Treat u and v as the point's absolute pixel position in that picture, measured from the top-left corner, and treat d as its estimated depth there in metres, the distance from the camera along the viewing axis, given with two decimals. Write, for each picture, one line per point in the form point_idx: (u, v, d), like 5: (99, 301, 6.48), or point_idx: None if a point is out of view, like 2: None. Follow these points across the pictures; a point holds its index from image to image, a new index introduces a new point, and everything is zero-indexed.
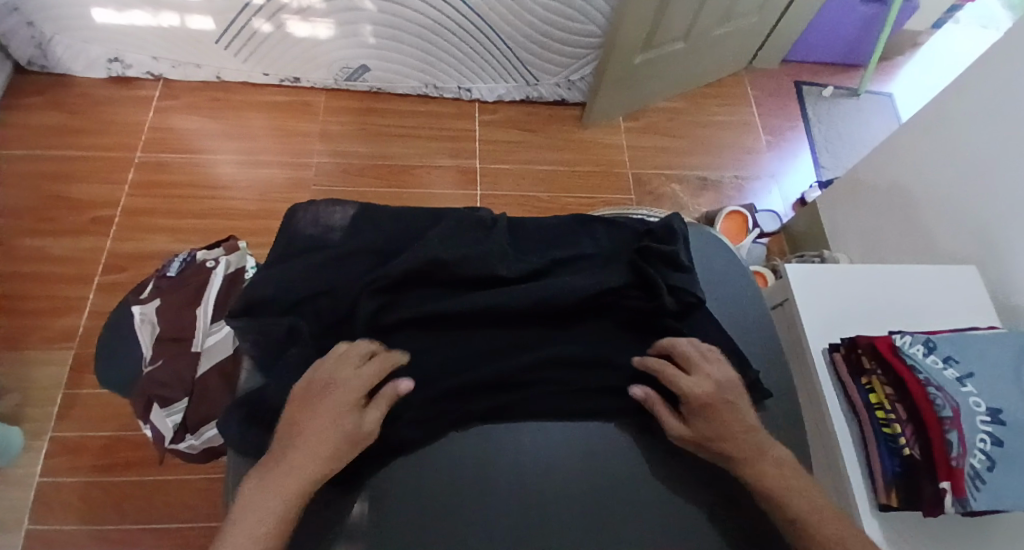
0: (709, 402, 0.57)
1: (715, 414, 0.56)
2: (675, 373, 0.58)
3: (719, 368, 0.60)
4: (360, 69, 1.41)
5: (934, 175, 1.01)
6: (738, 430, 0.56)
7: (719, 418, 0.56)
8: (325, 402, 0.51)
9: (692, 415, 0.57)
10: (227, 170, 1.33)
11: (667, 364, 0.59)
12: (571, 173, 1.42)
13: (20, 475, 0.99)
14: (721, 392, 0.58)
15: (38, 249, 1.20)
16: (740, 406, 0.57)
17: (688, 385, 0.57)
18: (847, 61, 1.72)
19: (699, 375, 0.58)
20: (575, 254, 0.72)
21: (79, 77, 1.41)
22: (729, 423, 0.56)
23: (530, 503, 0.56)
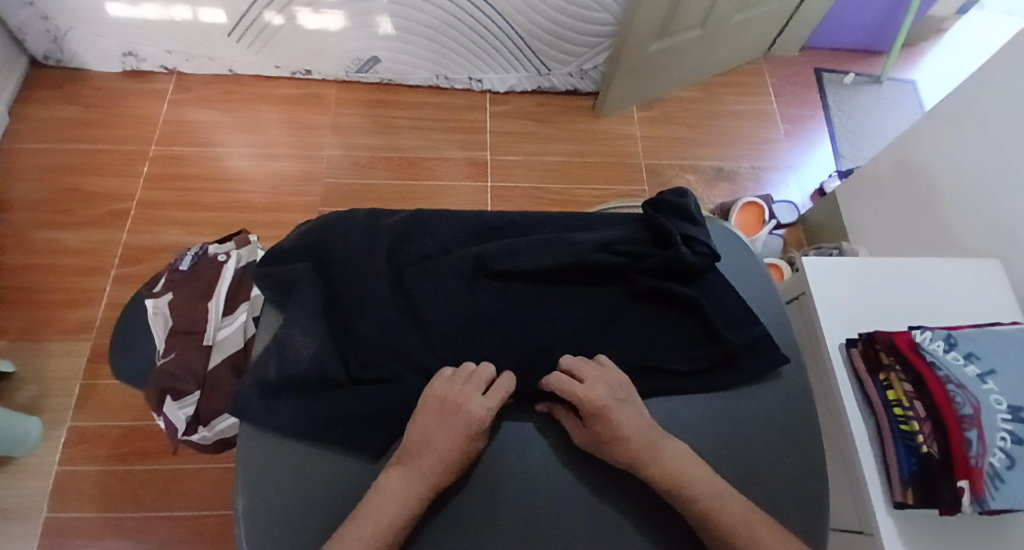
0: (603, 407, 0.56)
1: (607, 417, 0.56)
2: (568, 382, 0.57)
3: (608, 371, 0.60)
4: (371, 60, 1.40)
5: (957, 166, 0.98)
6: (630, 430, 0.55)
7: (616, 424, 0.55)
8: (451, 431, 0.55)
9: (587, 421, 0.56)
10: (239, 164, 1.34)
11: (561, 374, 0.59)
12: (583, 165, 1.41)
13: (41, 462, 1.02)
14: (614, 395, 0.57)
15: (56, 242, 1.22)
16: (631, 406, 0.57)
17: (581, 392, 0.56)
18: (869, 47, 1.67)
19: (592, 381, 0.58)
20: (592, 221, 0.74)
21: (95, 71, 1.42)
22: (625, 426, 0.56)
23: (537, 506, 0.56)
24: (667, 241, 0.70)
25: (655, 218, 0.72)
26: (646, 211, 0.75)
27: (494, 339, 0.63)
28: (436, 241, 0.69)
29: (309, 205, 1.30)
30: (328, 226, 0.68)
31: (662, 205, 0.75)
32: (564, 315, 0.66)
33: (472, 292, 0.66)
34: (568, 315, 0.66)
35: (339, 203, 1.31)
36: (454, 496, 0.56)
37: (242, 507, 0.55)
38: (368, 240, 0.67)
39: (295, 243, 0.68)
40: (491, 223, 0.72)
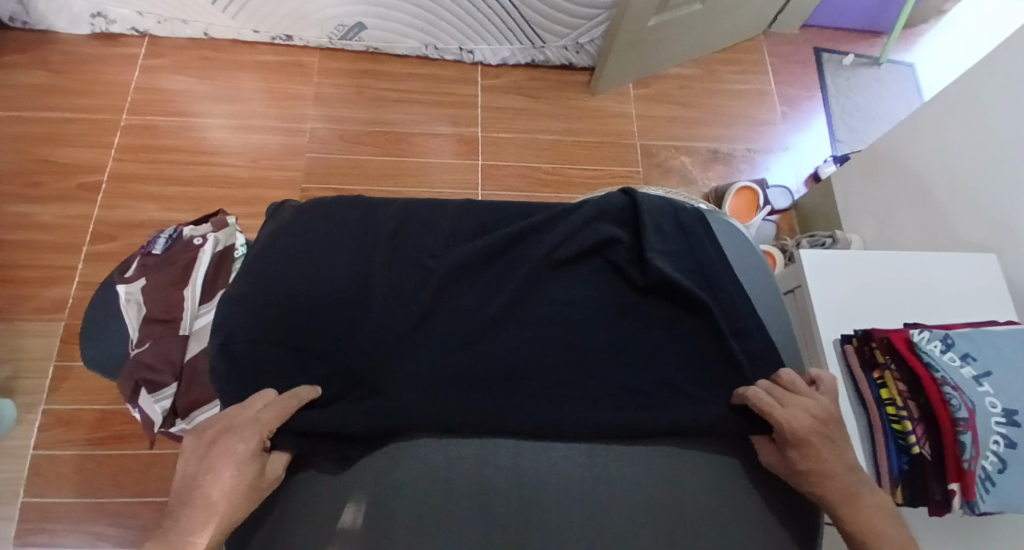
0: (804, 438, 0.52)
1: (810, 451, 0.51)
2: (768, 405, 0.54)
3: (816, 402, 0.55)
4: (357, 27, 1.33)
5: (957, 158, 0.96)
6: (834, 468, 0.51)
7: (816, 456, 0.51)
8: (222, 445, 0.47)
9: (786, 449, 0.53)
10: (218, 135, 1.28)
11: (762, 397, 0.55)
12: (576, 144, 1.37)
13: (14, 446, 0.98)
14: (821, 426, 0.53)
15: (23, 216, 1.16)
16: (839, 443, 0.52)
17: (783, 418, 0.53)
18: (869, 27, 1.63)
19: (793, 407, 0.54)
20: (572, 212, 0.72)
21: (61, 33, 1.33)
22: (829, 463, 0.51)
23: (529, 502, 0.54)
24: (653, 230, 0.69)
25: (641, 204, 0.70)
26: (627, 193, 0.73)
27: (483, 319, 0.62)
28: (417, 233, 0.67)
29: (292, 181, 1.25)
30: (320, 212, 0.68)
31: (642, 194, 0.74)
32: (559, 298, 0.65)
33: (467, 270, 0.64)
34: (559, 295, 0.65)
35: (324, 179, 1.26)
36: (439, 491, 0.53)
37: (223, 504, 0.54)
38: (365, 223, 0.67)
39: (284, 222, 0.68)
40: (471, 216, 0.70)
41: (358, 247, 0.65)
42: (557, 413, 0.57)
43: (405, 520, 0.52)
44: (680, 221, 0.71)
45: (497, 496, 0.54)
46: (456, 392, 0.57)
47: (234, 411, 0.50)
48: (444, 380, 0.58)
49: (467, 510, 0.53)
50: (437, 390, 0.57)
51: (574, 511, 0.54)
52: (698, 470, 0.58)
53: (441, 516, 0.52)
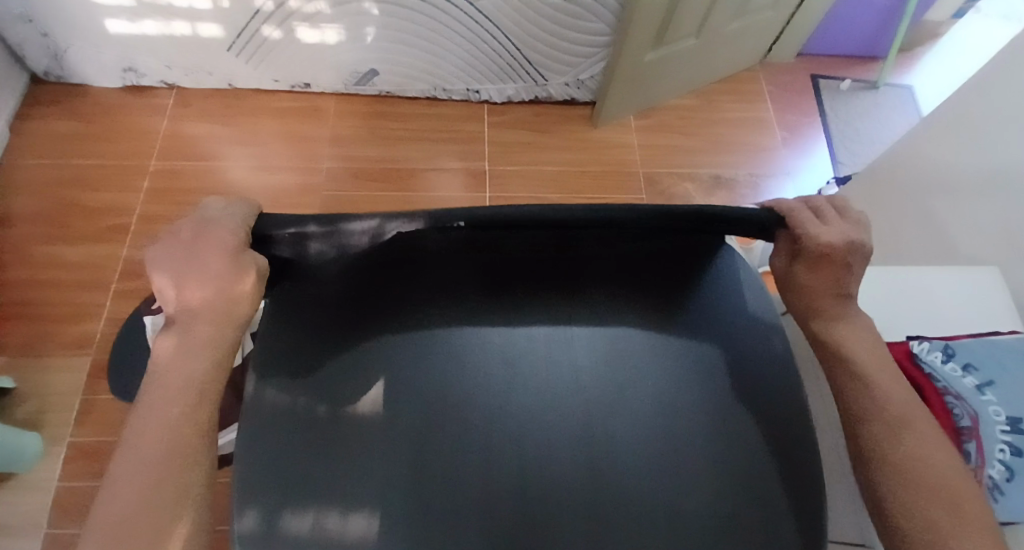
0: (830, 253, 0.53)
1: (825, 266, 0.54)
2: (812, 223, 0.54)
3: (846, 226, 0.55)
4: (369, 72, 1.41)
5: (952, 176, 0.98)
6: (833, 295, 0.55)
7: (822, 275, 0.55)
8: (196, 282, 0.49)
9: (798, 261, 0.55)
10: (238, 177, 1.35)
11: (798, 213, 0.55)
12: (580, 174, 1.41)
13: (40, 478, 1.02)
14: (850, 250, 0.54)
15: (56, 257, 1.23)
16: (855, 270, 0.54)
17: (816, 234, 0.53)
18: (865, 53, 1.68)
19: (833, 227, 0.54)
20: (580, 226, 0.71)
21: (95, 86, 1.43)
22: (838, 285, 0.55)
23: (544, 485, 0.50)
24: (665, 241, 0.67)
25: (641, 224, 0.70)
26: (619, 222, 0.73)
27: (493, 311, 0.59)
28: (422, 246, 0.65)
29: None
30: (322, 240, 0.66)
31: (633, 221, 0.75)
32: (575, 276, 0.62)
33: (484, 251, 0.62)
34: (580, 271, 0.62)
35: (337, 214, 1.32)
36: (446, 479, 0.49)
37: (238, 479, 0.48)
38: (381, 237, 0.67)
39: None
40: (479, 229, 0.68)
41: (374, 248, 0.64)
42: (560, 417, 0.54)
43: (404, 528, 0.47)
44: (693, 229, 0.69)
45: (502, 498, 0.49)
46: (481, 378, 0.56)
47: (208, 218, 0.50)
48: (464, 363, 0.56)
49: (468, 515, 0.48)
50: (443, 392, 0.54)
51: (584, 516, 0.48)
52: (729, 462, 0.51)
53: (443, 522, 0.47)
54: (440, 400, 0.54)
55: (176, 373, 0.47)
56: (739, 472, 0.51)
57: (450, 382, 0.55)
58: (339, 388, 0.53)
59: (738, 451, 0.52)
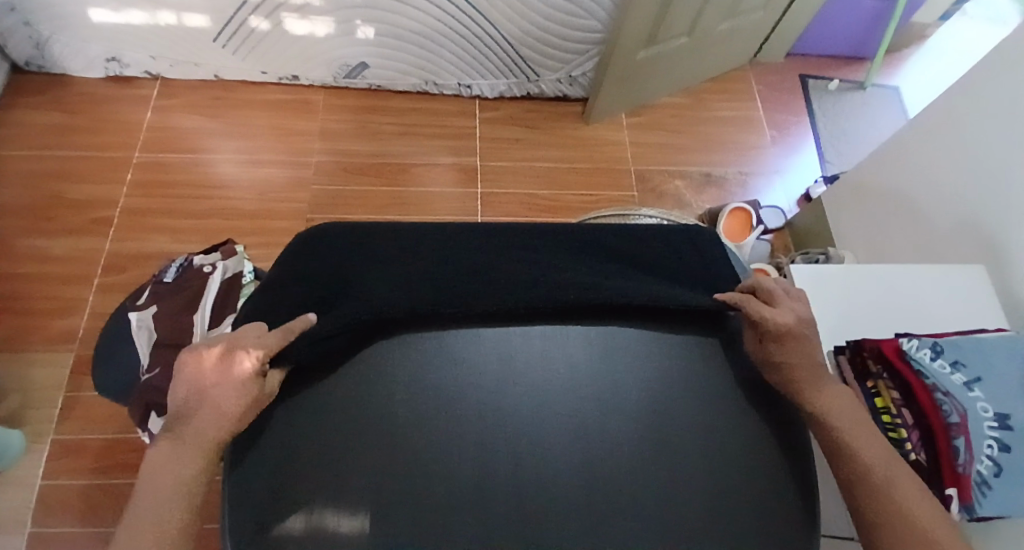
0: (786, 331, 0.56)
1: (789, 341, 0.56)
2: (762, 305, 0.58)
3: (799, 306, 0.60)
4: (360, 66, 1.39)
5: (937, 178, 1.00)
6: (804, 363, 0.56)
7: (790, 350, 0.56)
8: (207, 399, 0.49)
9: (767, 341, 0.56)
10: (227, 170, 1.32)
11: (751, 299, 0.59)
12: (572, 170, 1.41)
13: (20, 477, 0.99)
14: (802, 325, 0.57)
15: (36, 250, 1.20)
16: (811, 341, 0.57)
17: (772, 315, 0.56)
18: (853, 54, 1.70)
19: (784, 308, 0.58)
20: (579, 247, 0.68)
21: (77, 75, 1.40)
22: (800, 357, 0.56)
23: (540, 485, 0.49)
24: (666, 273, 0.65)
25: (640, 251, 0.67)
26: (619, 232, 0.70)
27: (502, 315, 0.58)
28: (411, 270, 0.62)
29: (297, 212, 1.29)
30: (311, 253, 0.64)
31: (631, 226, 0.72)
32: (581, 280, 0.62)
33: (496, 266, 0.63)
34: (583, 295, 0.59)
35: (328, 209, 1.30)
36: (442, 480, 0.49)
37: (231, 488, 0.48)
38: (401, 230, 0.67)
39: (287, 258, 0.64)
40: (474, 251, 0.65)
41: (389, 257, 0.63)
42: (558, 414, 0.53)
43: (399, 528, 0.46)
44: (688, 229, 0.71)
45: (498, 500, 0.48)
46: (474, 375, 0.55)
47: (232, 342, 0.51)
48: (456, 362, 0.55)
49: (466, 514, 0.47)
50: (437, 389, 0.53)
51: (582, 514, 0.48)
52: (723, 459, 0.52)
53: (440, 521, 0.47)
54: (437, 399, 0.53)
55: (160, 484, 0.45)
56: (733, 473, 0.51)
57: (443, 381, 0.54)
58: (329, 393, 0.53)
59: (734, 448, 0.53)
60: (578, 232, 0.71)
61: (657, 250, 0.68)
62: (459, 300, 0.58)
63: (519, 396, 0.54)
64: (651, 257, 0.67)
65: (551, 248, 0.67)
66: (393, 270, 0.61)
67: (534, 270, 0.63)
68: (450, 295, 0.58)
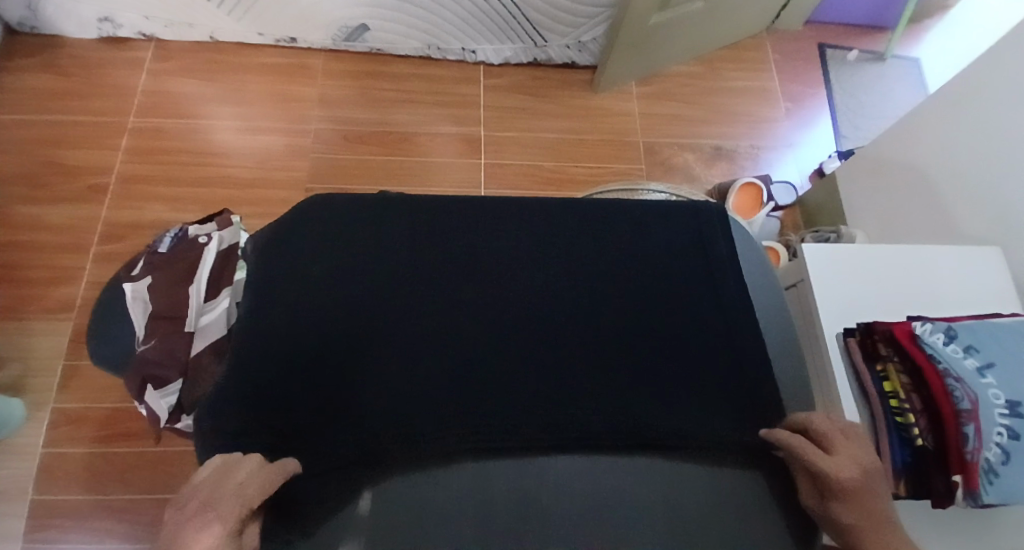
0: (856, 489, 0.46)
1: (863, 503, 0.46)
2: (812, 450, 0.49)
3: (865, 450, 0.50)
4: (360, 29, 1.34)
5: (956, 155, 0.96)
6: (888, 528, 0.45)
7: (865, 512, 0.46)
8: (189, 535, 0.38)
9: (833, 502, 0.47)
10: (224, 137, 1.29)
11: (802, 441, 0.50)
12: (578, 142, 1.37)
13: (23, 445, 1.00)
14: (869, 478, 0.47)
15: (33, 217, 1.18)
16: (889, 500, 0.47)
17: (831, 467, 0.47)
18: (874, 22, 1.63)
19: (844, 456, 0.48)
20: (577, 232, 0.68)
21: (71, 37, 1.35)
22: (881, 517, 0.46)
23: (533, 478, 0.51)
24: (660, 265, 0.67)
25: (642, 238, 0.69)
26: (624, 213, 0.71)
27: (506, 334, 0.60)
28: (408, 260, 0.64)
29: (296, 181, 1.26)
30: (311, 233, 0.65)
31: (637, 205, 0.72)
32: (592, 306, 0.63)
33: (503, 284, 0.63)
34: (570, 301, 0.63)
35: (327, 179, 1.27)
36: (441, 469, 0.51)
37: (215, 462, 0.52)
38: (391, 220, 0.67)
39: (288, 236, 0.65)
40: (472, 239, 0.66)
41: (394, 237, 0.65)
42: (552, 414, 0.54)
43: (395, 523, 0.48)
44: (710, 260, 0.68)
45: (494, 491, 0.50)
46: (467, 369, 0.57)
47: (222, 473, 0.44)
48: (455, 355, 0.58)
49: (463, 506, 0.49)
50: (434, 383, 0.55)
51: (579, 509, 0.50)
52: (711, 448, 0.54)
53: (440, 513, 0.48)
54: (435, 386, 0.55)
55: None
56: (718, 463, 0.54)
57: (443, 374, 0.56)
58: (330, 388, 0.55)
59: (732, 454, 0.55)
60: (579, 209, 0.71)
61: (659, 237, 0.69)
62: (466, 314, 0.61)
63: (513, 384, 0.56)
64: (654, 242, 0.68)
65: (564, 258, 0.66)
66: (389, 263, 0.63)
67: (526, 263, 0.65)
68: (460, 309, 0.61)
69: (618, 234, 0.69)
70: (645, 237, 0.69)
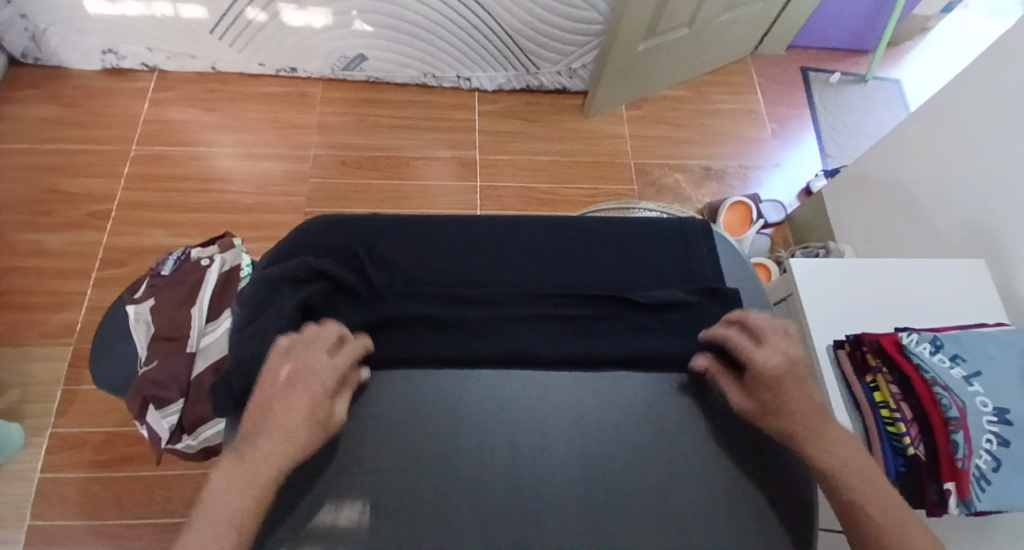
0: (780, 376, 0.53)
1: (783, 388, 0.53)
2: (743, 342, 0.57)
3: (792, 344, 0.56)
4: (358, 58, 1.38)
5: (936, 173, 0.99)
6: (801, 408, 0.52)
7: (786, 396, 0.53)
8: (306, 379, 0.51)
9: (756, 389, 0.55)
10: (225, 163, 1.32)
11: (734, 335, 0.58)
12: (571, 164, 1.40)
13: (20, 471, 0.99)
14: (792, 367, 0.54)
15: (35, 244, 1.19)
16: (808, 384, 0.54)
17: (760, 356, 0.55)
18: (855, 47, 1.69)
19: (771, 346, 0.55)
20: (566, 248, 0.71)
21: (74, 68, 1.39)
22: (798, 402, 0.52)
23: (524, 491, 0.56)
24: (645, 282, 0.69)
25: (630, 254, 0.71)
26: (612, 228, 0.73)
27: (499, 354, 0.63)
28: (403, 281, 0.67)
29: (294, 206, 1.28)
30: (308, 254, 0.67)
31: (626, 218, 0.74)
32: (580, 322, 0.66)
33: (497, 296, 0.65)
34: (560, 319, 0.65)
35: (326, 203, 1.30)
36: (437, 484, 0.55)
37: None
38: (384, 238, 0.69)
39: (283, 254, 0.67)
40: (465, 257, 0.69)
41: (389, 257, 0.68)
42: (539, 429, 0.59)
43: (398, 527, 0.53)
44: (693, 273, 0.70)
45: (492, 502, 0.55)
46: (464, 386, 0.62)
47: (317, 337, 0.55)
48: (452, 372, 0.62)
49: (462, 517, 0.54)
50: (434, 402, 0.60)
51: (572, 519, 0.55)
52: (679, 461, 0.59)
53: (440, 525, 0.53)
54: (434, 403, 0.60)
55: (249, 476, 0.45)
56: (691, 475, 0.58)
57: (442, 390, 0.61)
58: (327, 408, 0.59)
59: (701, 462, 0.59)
60: (568, 224, 0.73)
61: (647, 253, 0.71)
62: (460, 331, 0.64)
63: (505, 400, 0.61)
64: (642, 259, 0.71)
65: (555, 275, 0.69)
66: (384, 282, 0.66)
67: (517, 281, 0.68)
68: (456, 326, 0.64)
69: (607, 250, 0.71)
70: (633, 253, 0.71)
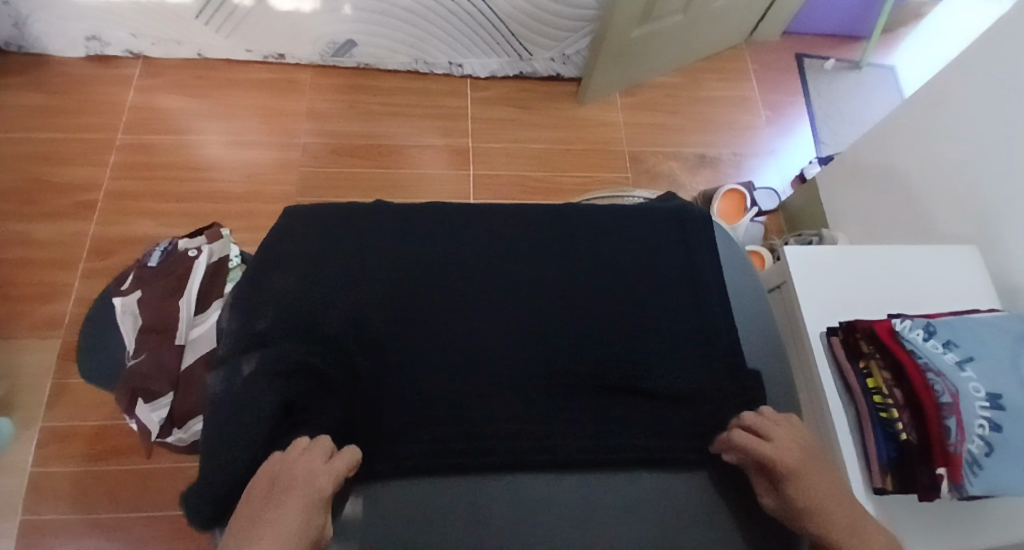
0: (797, 468, 0.52)
1: (808, 481, 0.51)
2: (754, 440, 0.54)
3: (793, 429, 0.55)
4: (348, 44, 1.36)
5: (931, 160, 0.99)
6: (834, 505, 0.50)
7: (810, 491, 0.51)
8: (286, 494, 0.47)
9: (785, 488, 0.52)
10: (214, 151, 1.30)
11: (745, 435, 0.55)
12: (565, 151, 1.39)
13: (11, 464, 0.98)
14: (808, 456, 0.53)
15: (21, 234, 1.17)
16: (832, 475, 0.52)
17: (772, 451, 0.53)
18: (848, 33, 1.68)
19: (781, 440, 0.54)
20: (561, 241, 0.71)
21: (58, 55, 1.36)
22: (822, 495, 0.51)
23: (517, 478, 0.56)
24: (641, 272, 0.70)
25: (626, 246, 0.71)
26: (609, 221, 0.74)
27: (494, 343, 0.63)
28: (398, 271, 0.66)
29: (285, 195, 1.27)
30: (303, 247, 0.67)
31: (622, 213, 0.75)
32: (575, 311, 0.66)
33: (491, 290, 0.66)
34: (555, 309, 0.66)
35: (317, 191, 1.28)
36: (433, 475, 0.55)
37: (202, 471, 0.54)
38: (382, 233, 0.70)
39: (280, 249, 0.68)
40: (461, 251, 0.69)
41: (385, 249, 0.68)
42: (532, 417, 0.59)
43: (393, 513, 0.54)
44: (691, 265, 0.71)
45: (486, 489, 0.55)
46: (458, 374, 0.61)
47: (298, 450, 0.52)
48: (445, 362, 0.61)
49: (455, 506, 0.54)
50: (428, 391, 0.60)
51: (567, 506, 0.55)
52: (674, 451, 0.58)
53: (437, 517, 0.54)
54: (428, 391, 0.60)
55: None
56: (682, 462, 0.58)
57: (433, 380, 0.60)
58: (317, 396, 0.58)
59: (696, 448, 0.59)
60: (563, 218, 0.74)
61: (643, 245, 0.72)
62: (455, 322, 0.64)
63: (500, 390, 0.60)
64: (637, 251, 0.71)
65: (552, 267, 0.69)
66: (380, 274, 0.66)
67: (514, 273, 0.68)
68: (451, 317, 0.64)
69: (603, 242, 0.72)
70: (629, 245, 0.72)
